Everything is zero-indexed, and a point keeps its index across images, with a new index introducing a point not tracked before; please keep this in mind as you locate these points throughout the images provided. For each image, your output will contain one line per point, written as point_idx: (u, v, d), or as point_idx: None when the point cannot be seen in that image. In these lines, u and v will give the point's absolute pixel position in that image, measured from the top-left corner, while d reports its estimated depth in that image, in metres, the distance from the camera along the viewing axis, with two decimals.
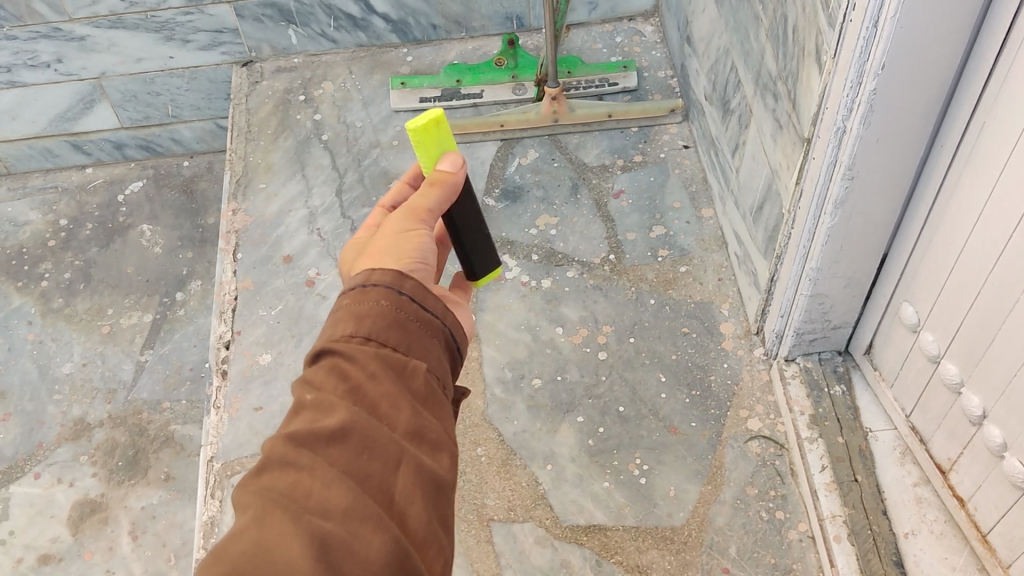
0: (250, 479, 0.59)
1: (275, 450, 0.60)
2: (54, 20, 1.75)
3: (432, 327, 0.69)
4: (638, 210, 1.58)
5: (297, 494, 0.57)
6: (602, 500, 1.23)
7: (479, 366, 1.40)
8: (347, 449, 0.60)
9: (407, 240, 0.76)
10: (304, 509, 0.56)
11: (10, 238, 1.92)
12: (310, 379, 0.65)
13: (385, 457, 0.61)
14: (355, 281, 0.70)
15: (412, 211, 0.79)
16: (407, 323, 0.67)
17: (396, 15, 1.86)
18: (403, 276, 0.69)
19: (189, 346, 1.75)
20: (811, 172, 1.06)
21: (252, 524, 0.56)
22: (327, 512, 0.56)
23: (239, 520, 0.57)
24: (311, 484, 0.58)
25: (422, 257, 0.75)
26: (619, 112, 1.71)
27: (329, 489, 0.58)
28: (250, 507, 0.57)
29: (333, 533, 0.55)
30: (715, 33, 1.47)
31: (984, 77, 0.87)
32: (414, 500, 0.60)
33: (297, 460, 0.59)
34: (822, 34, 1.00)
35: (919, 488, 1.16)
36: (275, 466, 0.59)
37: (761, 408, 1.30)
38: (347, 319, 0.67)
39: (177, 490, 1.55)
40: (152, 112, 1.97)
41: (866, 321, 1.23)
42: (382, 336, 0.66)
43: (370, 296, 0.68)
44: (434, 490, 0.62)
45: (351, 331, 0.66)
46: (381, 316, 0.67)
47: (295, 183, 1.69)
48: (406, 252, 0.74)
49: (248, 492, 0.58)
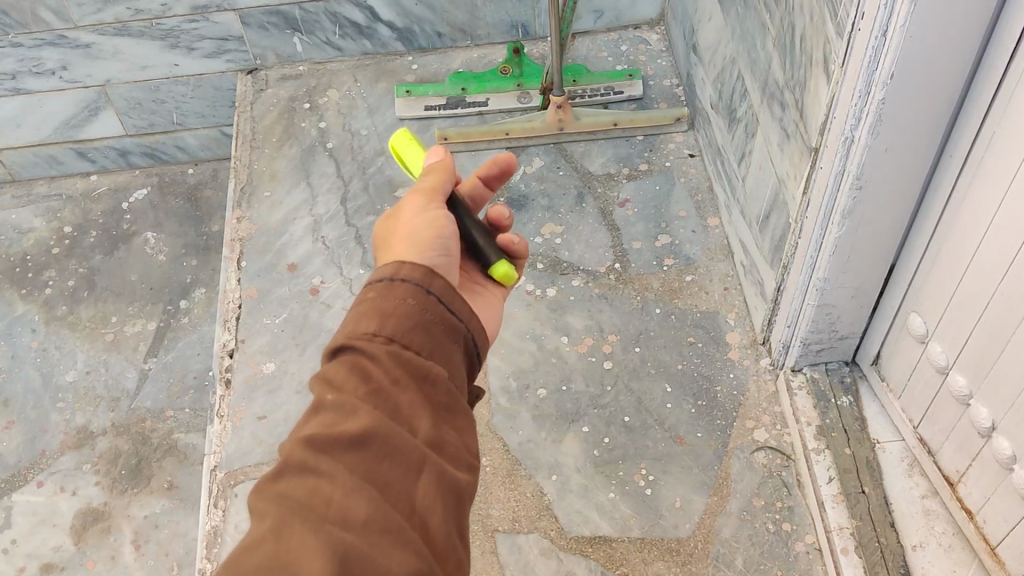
0: (266, 484, 0.59)
1: (294, 454, 0.59)
2: (59, 28, 1.75)
3: (453, 331, 0.69)
4: (644, 219, 1.58)
5: (317, 503, 0.57)
6: (608, 512, 1.22)
7: (484, 375, 1.39)
8: (367, 455, 0.59)
9: (429, 223, 0.80)
10: (325, 519, 0.56)
11: (15, 245, 1.92)
12: (330, 377, 0.64)
13: (406, 464, 0.60)
14: (384, 272, 0.69)
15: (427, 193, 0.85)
16: (431, 325, 0.67)
17: (401, 23, 1.86)
18: (431, 276, 0.69)
19: (193, 354, 1.74)
20: (819, 182, 1.05)
21: (270, 533, 0.55)
22: (349, 522, 0.56)
23: (255, 527, 0.57)
24: (331, 491, 0.57)
25: (443, 244, 0.80)
26: (624, 121, 1.69)
27: (349, 498, 0.57)
28: (267, 515, 0.56)
29: (354, 544, 0.55)
30: (721, 41, 1.47)
31: (995, 87, 0.87)
32: (435, 510, 0.60)
33: (318, 467, 0.58)
34: (830, 43, 1.00)
35: (927, 500, 1.16)
36: (293, 471, 0.59)
37: (768, 418, 1.29)
38: (371, 316, 0.66)
39: (181, 498, 1.54)
40: (157, 120, 1.97)
41: (874, 331, 1.22)
42: (405, 339, 0.65)
43: (397, 292, 0.67)
44: (453, 502, 0.62)
45: (375, 330, 0.65)
46: (406, 317, 0.66)
47: (300, 191, 1.69)
48: (424, 238, 0.79)
49: (264, 498, 0.58)
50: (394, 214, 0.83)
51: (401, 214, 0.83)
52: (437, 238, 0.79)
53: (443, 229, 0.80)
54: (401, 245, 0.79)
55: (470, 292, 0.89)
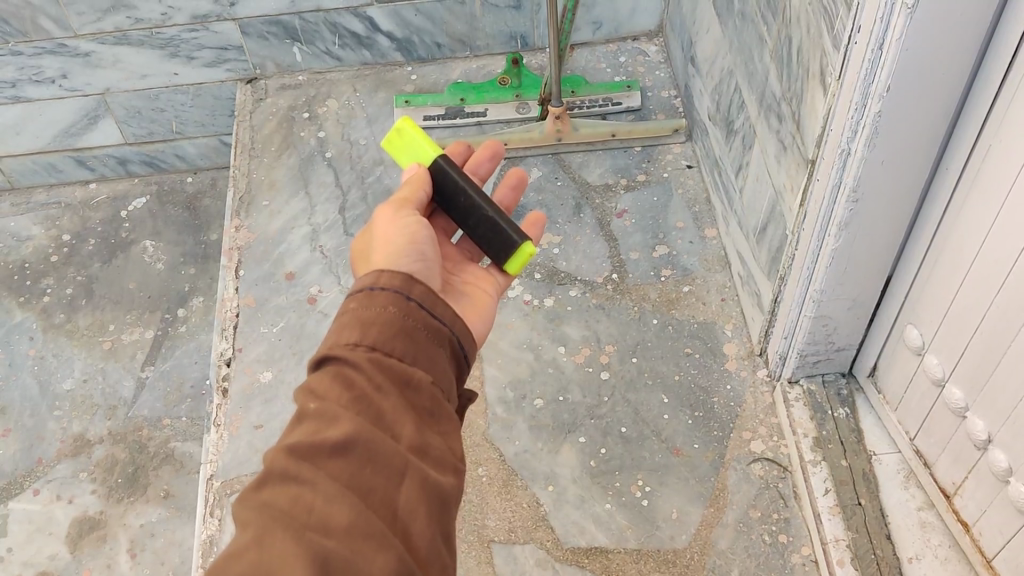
0: (250, 493, 0.59)
1: (277, 463, 0.59)
2: (60, 36, 1.76)
3: (438, 335, 0.69)
4: (642, 229, 1.58)
5: (299, 510, 0.57)
6: (604, 522, 1.22)
7: (480, 385, 1.39)
8: (349, 462, 0.59)
9: (403, 228, 0.81)
10: (306, 527, 0.56)
11: (13, 253, 1.92)
12: (313, 387, 0.64)
13: (388, 470, 0.60)
14: (364, 281, 0.69)
15: (401, 203, 0.86)
16: (413, 331, 0.67)
17: (400, 33, 1.87)
18: (411, 282, 0.69)
19: (191, 362, 1.74)
20: (816, 194, 1.05)
21: (252, 541, 0.55)
22: (330, 529, 0.56)
23: (239, 536, 0.57)
24: (313, 499, 0.57)
25: (419, 250, 0.79)
26: (623, 132, 1.70)
27: (331, 505, 0.57)
28: (250, 523, 0.57)
29: (335, 551, 0.55)
30: (719, 53, 1.47)
31: (992, 100, 0.87)
32: (418, 516, 0.60)
33: (299, 474, 0.58)
34: (827, 56, 1.00)
35: (923, 512, 1.16)
36: (276, 479, 0.59)
37: (765, 429, 1.29)
38: (353, 326, 0.66)
39: (177, 507, 1.54)
40: (157, 128, 1.97)
41: (871, 342, 1.22)
42: (387, 346, 0.65)
43: (378, 300, 0.67)
44: (438, 508, 0.62)
45: (356, 339, 0.65)
46: (388, 324, 0.66)
47: (299, 200, 1.69)
48: (400, 246, 0.78)
49: (247, 507, 0.58)
50: (370, 225, 0.84)
51: (376, 224, 0.83)
52: (413, 246, 0.79)
53: (418, 236, 0.80)
54: (376, 254, 0.78)
55: (456, 293, 0.88)
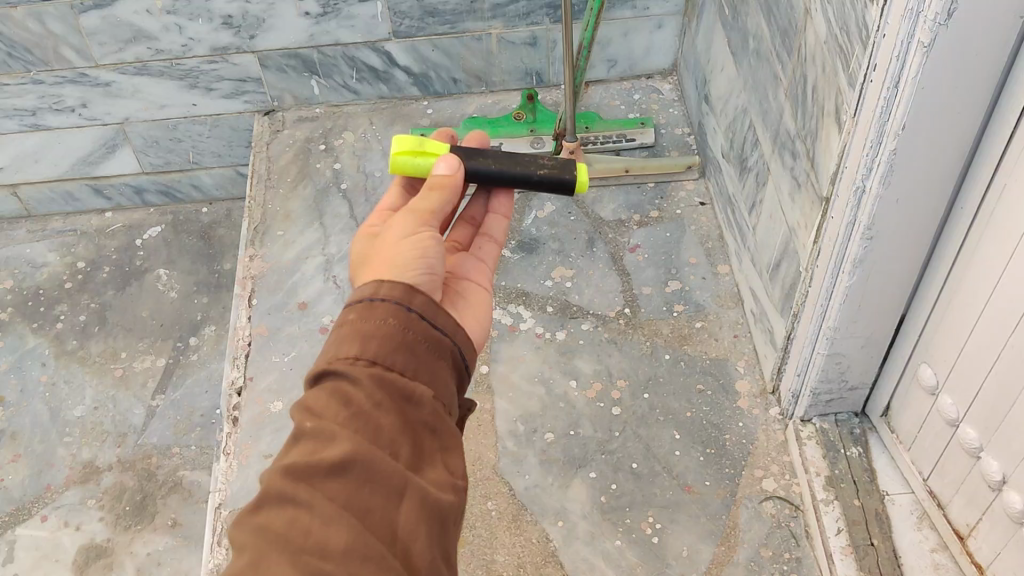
0: (247, 515, 0.59)
1: (273, 485, 0.60)
2: (81, 66, 1.78)
3: (439, 348, 0.68)
4: (654, 265, 1.58)
5: (295, 533, 0.57)
6: (614, 559, 1.21)
7: (492, 419, 1.38)
8: (348, 482, 0.59)
9: (416, 244, 0.76)
10: (303, 551, 0.56)
11: (28, 279, 1.93)
12: (311, 404, 0.64)
13: (386, 489, 0.60)
14: (363, 292, 0.69)
15: (411, 213, 0.79)
16: (414, 345, 0.66)
17: (417, 68, 1.88)
18: (412, 292, 0.68)
19: (201, 391, 1.74)
20: (830, 230, 1.05)
21: (249, 566, 0.56)
22: (328, 552, 0.57)
23: (236, 560, 0.57)
24: (311, 522, 0.58)
25: (427, 265, 0.75)
26: (636, 168, 1.70)
27: (329, 528, 0.57)
28: (247, 547, 0.57)
29: None
30: (734, 91, 1.48)
31: (1006, 139, 0.87)
32: (418, 536, 0.60)
33: (296, 496, 0.59)
34: (842, 93, 1.01)
35: (937, 554, 1.14)
36: (273, 502, 0.59)
37: (777, 467, 1.28)
38: (352, 339, 0.65)
39: (185, 536, 1.53)
40: (174, 158, 1.99)
41: (885, 380, 1.22)
42: (388, 360, 0.65)
43: (378, 312, 0.66)
44: (439, 526, 0.62)
45: (356, 353, 0.65)
46: (388, 337, 0.65)
47: (313, 231, 1.70)
48: (408, 262, 0.74)
49: (245, 531, 0.58)
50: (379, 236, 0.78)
51: (386, 237, 0.77)
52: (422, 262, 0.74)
53: (429, 251, 0.75)
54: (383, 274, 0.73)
55: (455, 297, 0.84)
